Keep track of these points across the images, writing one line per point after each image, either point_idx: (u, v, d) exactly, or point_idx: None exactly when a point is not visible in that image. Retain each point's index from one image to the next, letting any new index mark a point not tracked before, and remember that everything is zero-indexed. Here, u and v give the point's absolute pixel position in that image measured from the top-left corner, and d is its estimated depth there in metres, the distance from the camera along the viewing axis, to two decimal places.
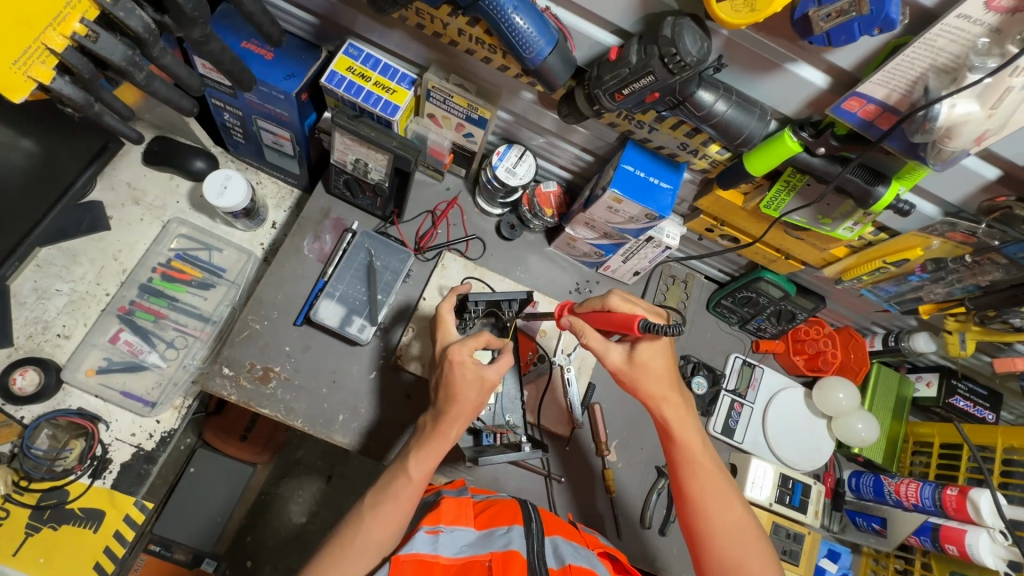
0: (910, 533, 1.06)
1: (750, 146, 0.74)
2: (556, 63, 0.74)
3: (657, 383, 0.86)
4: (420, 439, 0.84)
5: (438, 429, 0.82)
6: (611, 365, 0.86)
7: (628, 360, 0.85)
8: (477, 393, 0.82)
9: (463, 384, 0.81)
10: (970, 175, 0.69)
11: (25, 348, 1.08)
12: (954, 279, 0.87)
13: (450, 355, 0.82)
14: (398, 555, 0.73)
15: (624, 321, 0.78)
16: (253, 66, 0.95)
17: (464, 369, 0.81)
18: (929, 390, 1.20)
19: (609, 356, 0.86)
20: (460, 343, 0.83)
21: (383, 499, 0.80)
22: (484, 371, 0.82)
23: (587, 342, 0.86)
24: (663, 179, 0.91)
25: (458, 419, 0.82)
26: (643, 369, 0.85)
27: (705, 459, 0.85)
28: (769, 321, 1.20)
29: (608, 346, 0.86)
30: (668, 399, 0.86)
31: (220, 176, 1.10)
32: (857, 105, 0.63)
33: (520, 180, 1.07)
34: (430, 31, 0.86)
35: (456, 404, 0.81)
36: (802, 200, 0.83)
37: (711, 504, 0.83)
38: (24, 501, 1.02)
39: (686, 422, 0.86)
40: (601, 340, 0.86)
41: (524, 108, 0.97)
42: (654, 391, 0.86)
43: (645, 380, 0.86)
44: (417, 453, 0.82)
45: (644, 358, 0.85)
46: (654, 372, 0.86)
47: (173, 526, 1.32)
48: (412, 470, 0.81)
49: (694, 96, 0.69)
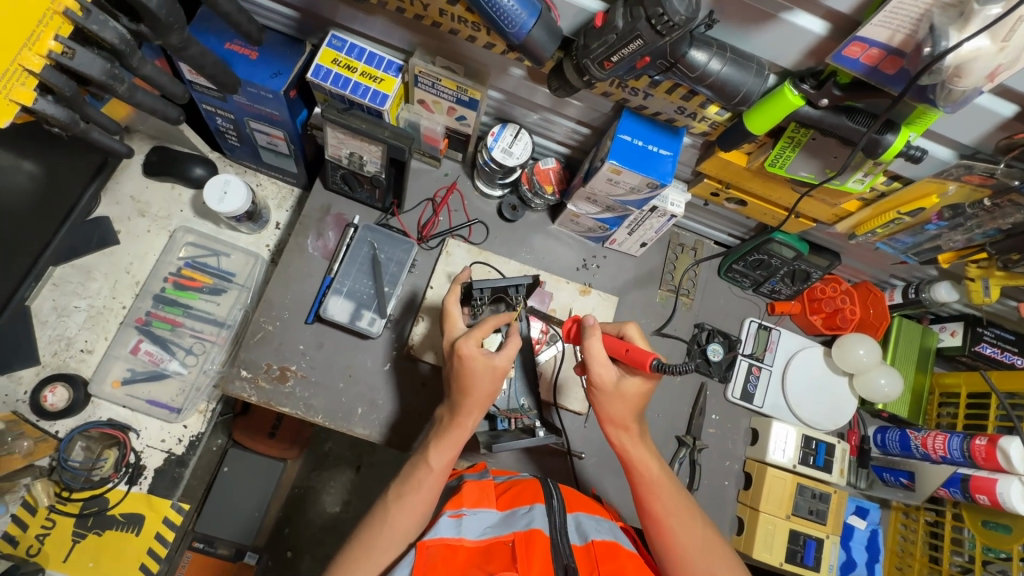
0: (939, 486, 1.04)
1: (749, 104, 0.71)
2: (542, 35, 0.71)
3: (623, 412, 0.83)
4: (438, 431, 0.84)
5: (455, 420, 0.82)
6: (597, 380, 0.81)
7: (612, 384, 0.81)
8: (490, 381, 0.80)
9: (476, 374, 0.79)
10: (985, 113, 0.65)
11: (52, 365, 1.12)
12: (974, 225, 0.83)
13: (458, 349, 0.79)
14: (423, 542, 0.74)
15: (637, 356, 0.78)
16: (239, 68, 0.95)
17: (475, 362, 0.79)
18: (954, 339, 1.17)
19: (602, 379, 0.81)
20: (464, 337, 0.80)
21: (407, 488, 0.81)
22: (495, 360, 0.80)
23: (586, 352, 0.81)
24: (661, 146, 0.88)
25: (474, 409, 0.82)
26: (609, 396, 0.82)
27: (667, 480, 0.84)
28: (783, 283, 1.18)
29: (604, 363, 0.80)
30: (626, 425, 0.83)
31: (219, 182, 1.11)
32: (859, 50, 0.59)
33: (516, 160, 1.05)
34: (411, 14, 0.84)
35: (470, 396, 0.80)
36: (809, 154, 0.80)
37: (675, 522, 0.81)
38: (68, 510, 1.06)
39: (642, 447, 0.85)
40: (601, 353, 0.80)
41: (512, 85, 0.94)
42: (618, 416, 0.83)
43: (610, 406, 0.82)
44: (437, 443, 0.82)
45: (621, 385, 0.82)
46: (622, 398, 0.82)
47: (213, 523, 1.38)
48: (432, 459, 0.81)
49: (686, 56, 0.66)
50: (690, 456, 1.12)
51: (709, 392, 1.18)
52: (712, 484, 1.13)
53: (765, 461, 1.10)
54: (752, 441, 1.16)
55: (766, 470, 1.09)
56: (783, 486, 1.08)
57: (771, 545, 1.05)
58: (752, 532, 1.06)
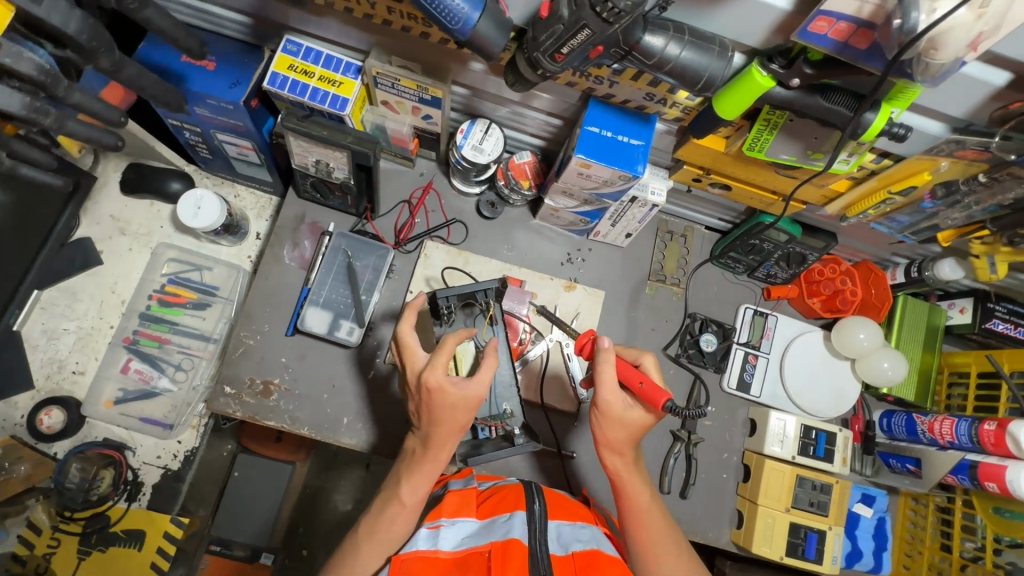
0: (947, 473, 0.99)
1: (714, 89, 0.66)
2: (489, 28, 0.67)
3: (621, 439, 0.79)
4: (410, 463, 0.84)
5: (428, 454, 0.82)
6: (602, 404, 0.77)
7: (617, 411, 0.78)
8: (464, 410, 0.79)
9: (446, 408, 0.78)
10: (972, 83, 0.59)
11: (46, 389, 1.13)
12: (972, 202, 0.77)
13: (426, 384, 0.77)
14: (399, 555, 0.75)
15: (651, 392, 0.74)
16: (197, 81, 0.93)
17: (446, 396, 0.77)
18: (963, 316, 1.11)
19: (608, 406, 0.77)
20: (431, 368, 0.78)
21: (379, 524, 0.81)
22: (466, 390, 0.78)
23: (599, 376, 0.77)
24: (632, 136, 0.83)
25: (447, 441, 0.81)
26: (610, 421, 0.79)
27: (656, 510, 0.81)
28: (778, 267, 1.13)
29: (613, 391, 0.77)
30: (621, 451, 0.80)
31: (192, 197, 1.09)
32: (827, 24, 0.54)
33: (488, 157, 1.01)
34: (360, 13, 0.80)
35: (443, 428, 0.79)
36: (788, 136, 0.74)
37: (658, 554, 0.78)
38: (71, 529, 1.09)
39: (634, 474, 0.81)
40: (613, 380, 0.77)
41: (475, 79, 0.90)
42: (613, 442, 0.80)
43: (609, 431, 0.79)
44: (409, 479, 0.82)
45: (624, 413, 0.78)
46: (623, 425, 0.79)
47: (229, 526, 1.41)
48: (405, 495, 0.81)
49: (641, 42, 0.61)
50: (686, 451, 1.09)
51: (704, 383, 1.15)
52: (709, 477, 1.11)
53: (763, 452, 1.07)
54: (751, 432, 1.13)
55: (764, 463, 1.05)
56: (779, 479, 1.04)
57: (771, 539, 1.02)
58: (752, 527, 1.03)
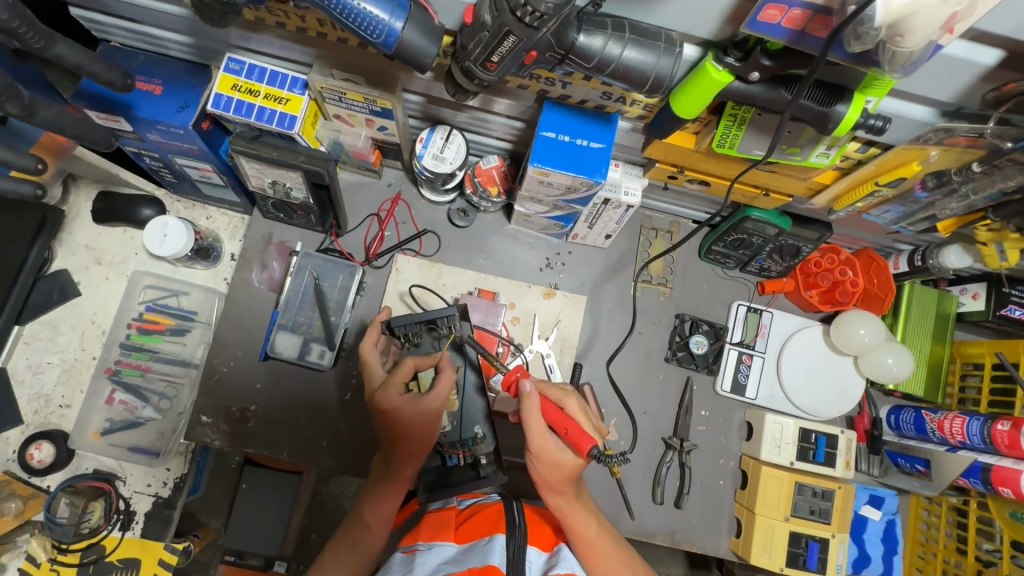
0: (959, 475, 0.92)
1: (665, 88, 0.60)
2: (417, 37, 0.61)
3: (558, 479, 0.76)
4: (377, 483, 0.82)
5: (391, 472, 0.80)
6: (534, 448, 0.76)
7: (550, 454, 0.76)
8: (425, 427, 0.77)
9: (407, 424, 0.77)
10: (957, 65, 0.52)
11: (35, 423, 1.14)
12: (970, 191, 0.70)
13: (379, 406, 0.77)
14: None
15: (577, 438, 0.74)
16: (142, 107, 0.89)
17: (402, 414, 0.77)
18: (976, 303, 1.02)
19: (540, 449, 0.76)
20: (384, 389, 0.78)
21: (342, 548, 0.78)
22: (423, 404, 0.77)
23: (525, 421, 0.76)
24: (592, 139, 0.77)
25: (408, 458, 0.79)
26: (545, 463, 0.76)
27: (606, 542, 0.79)
28: (771, 260, 1.05)
29: (542, 435, 0.75)
30: (562, 491, 0.77)
31: (157, 225, 1.08)
32: (779, 13, 0.47)
33: (450, 165, 0.96)
34: (293, 27, 0.76)
35: (403, 446, 0.78)
36: (757, 131, 0.68)
37: None
38: (68, 561, 1.11)
39: (578, 510, 0.78)
40: (540, 425, 0.76)
41: (425, 86, 0.85)
42: (552, 482, 0.77)
43: (546, 472, 0.76)
44: (372, 498, 0.80)
45: (558, 455, 0.76)
46: (557, 466, 0.76)
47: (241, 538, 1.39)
48: (369, 515, 0.79)
49: (576, 44, 0.55)
50: (679, 459, 1.05)
51: (696, 386, 1.09)
52: (705, 484, 1.06)
53: (760, 458, 1.02)
54: (747, 436, 1.07)
55: (760, 469, 1.00)
56: (779, 485, 0.99)
57: (769, 549, 0.98)
58: (750, 536, 0.99)
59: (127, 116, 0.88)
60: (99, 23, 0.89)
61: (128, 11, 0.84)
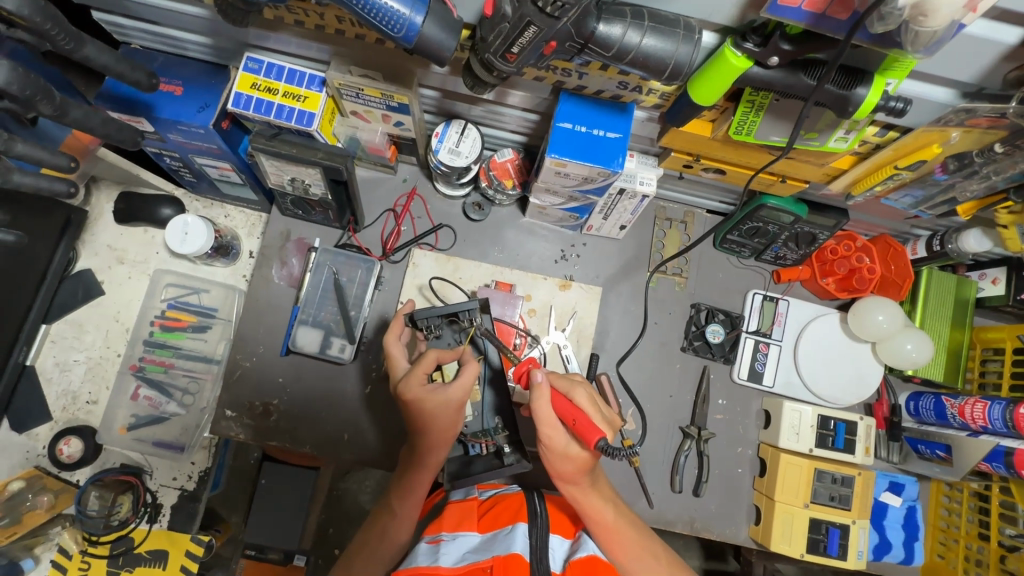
0: (980, 461, 0.92)
1: (684, 76, 0.60)
2: (436, 31, 0.62)
3: (572, 470, 0.75)
4: (402, 476, 0.85)
5: (418, 463, 0.82)
6: (545, 441, 0.75)
7: (560, 446, 0.74)
8: (449, 417, 0.78)
9: (431, 414, 0.78)
10: (979, 44, 0.52)
11: (63, 419, 1.17)
12: (991, 172, 0.70)
13: (402, 396, 0.79)
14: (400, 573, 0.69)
15: (585, 429, 0.70)
16: (164, 107, 0.90)
17: (424, 404, 0.77)
18: (996, 288, 1.02)
19: (549, 440, 0.74)
20: (407, 380, 0.79)
21: (373, 537, 0.83)
22: (447, 394, 0.77)
23: (534, 413, 0.74)
24: (609, 128, 0.78)
25: (432, 452, 0.81)
26: (556, 455, 0.75)
27: (625, 527, 0.79)
28: (787, 248, 1.05)
29: (552, 427, 0.74)
30: (575, 481, 0.76)
31: (178, 223, 1.09)
32: None
33: (466, 159, 0.97)
34: (312, 25, 0.77)
35: (428, 436, 0.80)
36: (776, 117, 0.68)
37: (637, 564, 0.77)
38: (99, 552, 1.13)
39: (593, 498, 0.78)
40: (549, 417, 0.74)
41: (441, 80, 0.86)
42: (565, 473, 0.76)
43: (558, 465, 0.76)
44: (400, 489, 0.84)
45: (569, 446, 0.74)
46: (568, 457, 0.75)
47: (262, 532, 1.36)
48: (397, 508, 0.83)
49: (596, 33, 0.56)
50: (697, 448, 1.05)
51: (713, 375, 1.10)
52: (723, 473, 1.06)
53: (778, 446, 1.02)
54: (765, 424, 1.08)
55: (779, 457, 1.01)
56: (798, 473, 0.99)
57: (790, 537, 0.98)
58: (770, 524, 0.99)
59: (149, 117, 0.90)
60: (120, 25, 0.90)
61: (149, 14, 0.86)
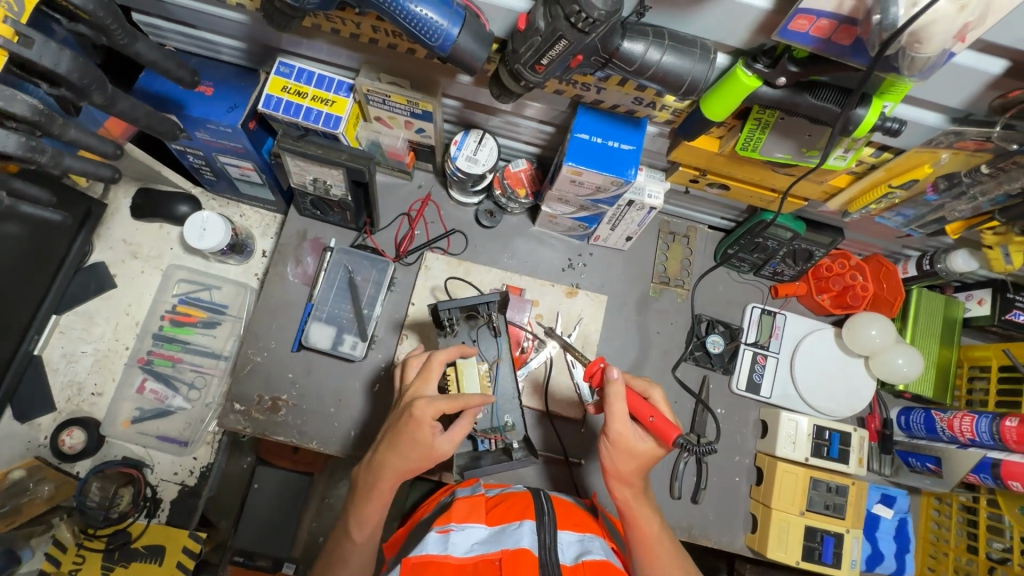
0: (968, 472, 0.96)
1: (699, 92, 0.65)
2: (470, 43, 0.67)
3: (632, 468, 0.81)
4: (356, 499, 0.82)
5: (372, 489, 0.80)
6: (612, 434, 0.80)
7: (628, 441, 0.80)
8: (419, 456, 0.78)
9: (410, 445, 0.77)
10: (967, 73, 0.57)
11: (67, 410, 1.17)
12: (978, 193, 0.75)
13: (413, 411, 0.76)
14: (409, 558, 0.70)
15: (662, 427, 0.76)
16: (195, 106, 0.94)
17: (419, 434, 0.77)
18: (982, 308, 1.07)
19: (618, 436, 0.80)
20: (427, 403, 0.77)
21: (336, 564, 0.81)
22: (435, 442, 0.78)
23: (609, 408, 0.79)
24: (623, 141, 0.83)
25: (388, 482, 0.79)
26: (621, 451, 0.81)
27: (666, 542, 0.82)
28: (785, 264, 1.10)
29: (623, 423, 0.79)
30: (631, 481, 0.81)
31: (197, 220, 1.12)
32: (808, 22, 0.53)
33: (482, 167, 1.01)
34: (347, 33, 0.81)
35: (394, 463, 0.78)
36: (781, 134, 0.73)
37: None
38: (95, 546, 1.12)
39: (643, 505, 0.83)
40: (622, 413, 0.79)
41: (464, 91, 0.90)
42: (624, 471, 0.81)
43: (620, 462, 0.81)
44: (355, 517, 0.80)
45: (636, 445, 0.80)
46: (633, 455, 0.81)
47: (251, 538, 1.35)
48: (355, 534, 0.80)
49: (620, 49, 0.61)
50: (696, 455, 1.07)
51: (712, 385, 1.13)
52: (721, 482, 1.09)
53: (775, 454, 1.05)
54: (761, 433, 1.11)
55: (776, 465, 1.03)
56: (793, 481, 1.02)
57: (786, 544, 1.01)
58: (766, 531, 1.01)
59: (180, 114, 0.93)
60: (158, 27, 0.95)
61: (188, 17, 0.90)
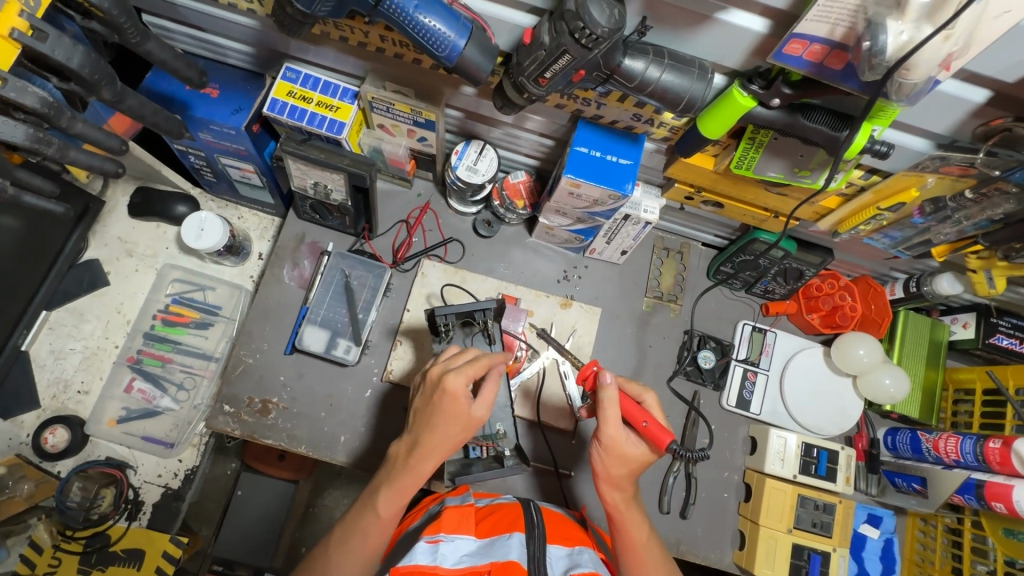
0: (953, 492, 0.97)
1: (696, 110, 0.67)
2: (475, 54, 0.69)
3: (622, 473, 0.81)
4: (390, 475, 0.79)
5: (410, 466, 0.78)
6: (605, 438, 0.79)
7: (619, 446, 0.80)
8: (459, 430, 0.76)
9: (448, 418, 0.75)
10: (951, 100, 0.60)
11: (51, 408, 1.15)
12: (962, 217, 0.78)
13: (444, 384, 0.75)
14: (396, 569, 0.69)
15: (656, 433, 0.77)
16: (200, 108, 0.95)
17: (453, 403, 0.75)
18: (966, 332, 1.09)
19: (611, 440, 0.79)
20: (456, 373, 0.76)
21: (349, 535, 0.77)
22: (473, 408, 0.76)
23: (603, 412, 0.79)
24: (621, 155, 0.85)
25: (431, 456, 0.77)
26: (612, 456, 0.80)
27: (654, 549, 0.82)
28: (776, 282, 1.11)
29: (617, 428, 0.79)
30: (621, 486, 0.81)
31: (195, 219, 1.12)
32: (801, 47, 0.55)
33: (482, 177, 1.03)
34: (355, 41, 0.83)
35: (433, 437, 0.77)
36: (773, 154, 0.75)
37: None
38: (72, 549, 1.09)
39: (632, 511, 0.82)
40: (615, 417, 0.79)
41: (468, 102, 0.92)
42: (614, 475, 0.81)
43: (611, 466, 0.81)
44: (386, 490, 0.77)
45: (627, 450, 0.80)
46: (624, 460, 0.80)
47: (232, 547, 1.30)
48: (382, 507, 0.77)
49: (621, 66, 0.63)
50: (686, 470, 1.08)
51: (704, 400, 1.13)
52: (710, 497, 1.09)
53: (764, 471, 1.05)
54: (751, 450, 1.11)
55: (764, 482, 1.04)
56: (782, 498, 1.03)
57: (773, 561, 1.01)
58: (754, 548, 1.02)
59: (185, 114, 0.94)
60: (168, 29, 0.96)
61: (199, 21, 0.92)
